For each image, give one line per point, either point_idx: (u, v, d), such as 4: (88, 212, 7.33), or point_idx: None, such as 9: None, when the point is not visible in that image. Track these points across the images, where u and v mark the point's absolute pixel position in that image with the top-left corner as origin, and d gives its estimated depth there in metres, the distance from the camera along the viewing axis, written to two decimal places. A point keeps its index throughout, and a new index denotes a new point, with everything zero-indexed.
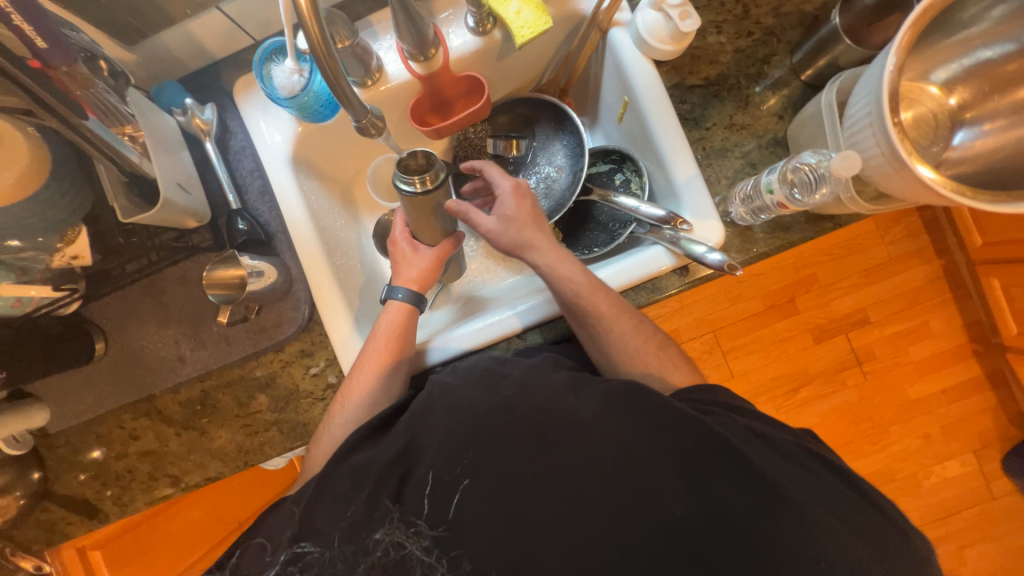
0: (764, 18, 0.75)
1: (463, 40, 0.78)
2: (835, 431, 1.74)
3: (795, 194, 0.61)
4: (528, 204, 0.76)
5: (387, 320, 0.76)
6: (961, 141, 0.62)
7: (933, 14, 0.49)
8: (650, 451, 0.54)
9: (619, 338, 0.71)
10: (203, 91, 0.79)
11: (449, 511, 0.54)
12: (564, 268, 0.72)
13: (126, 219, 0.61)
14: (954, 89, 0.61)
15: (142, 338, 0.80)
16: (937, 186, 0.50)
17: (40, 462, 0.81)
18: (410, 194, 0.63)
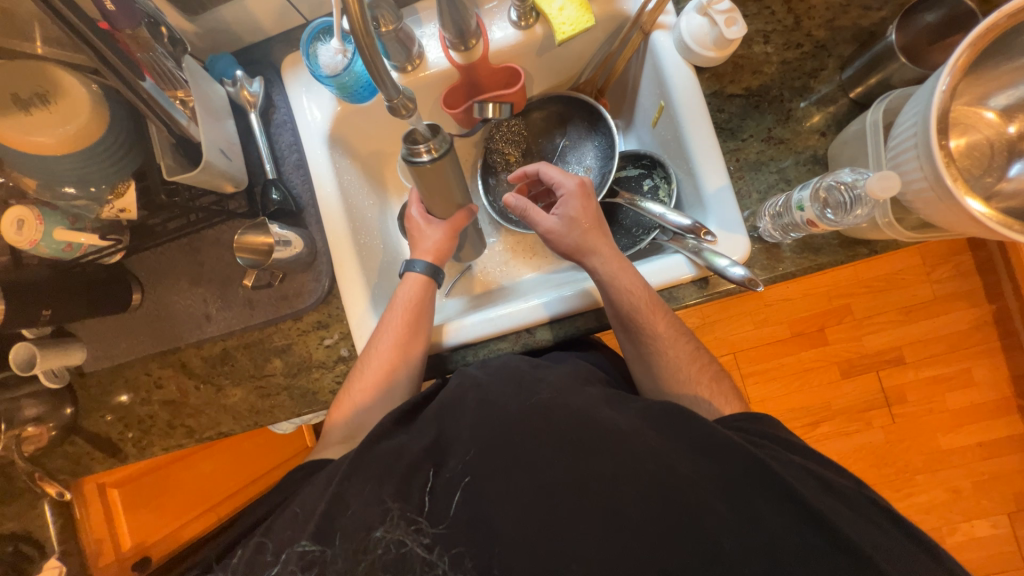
0: (816, 30, 0.72)
1: (504, 33, 0.79)
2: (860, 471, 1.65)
3: (828, 214, 0.58)
4: (591, 207, 0.76)
5: (406, 293, 0.79)
6: (1018, 172, 0.56)
7: (994, 34, 0.47)
8: (660, 462, 0.54)
9: (667, 358, 0.71)
10: (253, 65, 0.83)
11: (452, 507, 0.56)
12: (626, 280, 0.70)
13: (170, 178, 0.64)
14: (1014, 116, 0.57)
15: (175, 293, 0.84)
16: (988, 221, 0.47)
17: (73, 398, 0.87)
18: (422, 165, 0.65)
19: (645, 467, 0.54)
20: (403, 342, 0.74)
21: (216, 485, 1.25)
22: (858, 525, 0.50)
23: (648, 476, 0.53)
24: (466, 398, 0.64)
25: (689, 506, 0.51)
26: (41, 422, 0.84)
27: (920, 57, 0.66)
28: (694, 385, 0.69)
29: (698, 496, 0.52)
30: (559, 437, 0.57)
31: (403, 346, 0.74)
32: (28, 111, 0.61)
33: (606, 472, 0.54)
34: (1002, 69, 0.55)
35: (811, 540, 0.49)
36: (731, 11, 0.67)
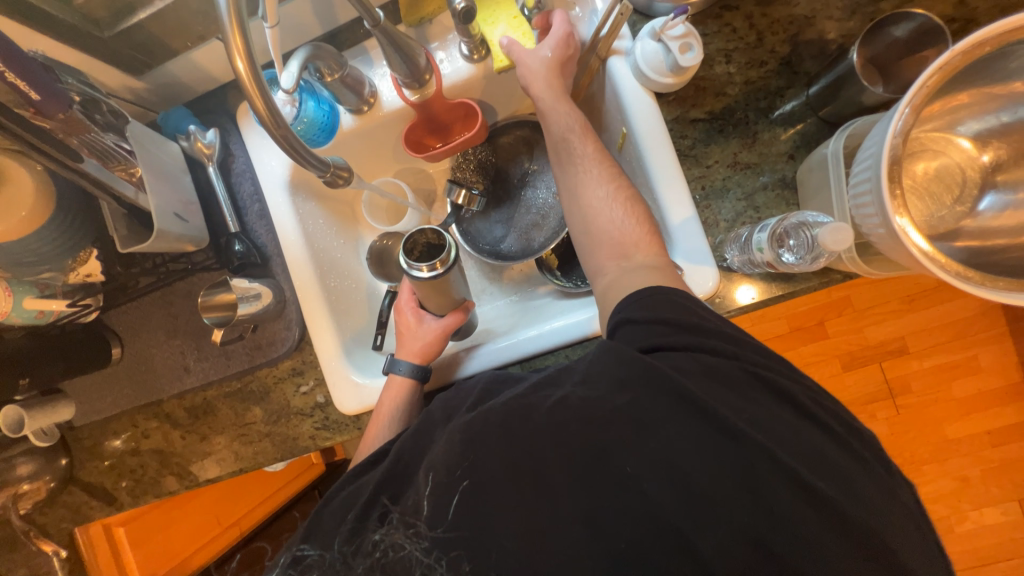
0: (780, 46, 0.68)
1: (456, 67, 0.76)
2: None
3: (785, 255, 0.58)
4: (564, 53, 0.70)
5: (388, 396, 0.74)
6: (989, 206, 0.54)
7: (951, 72, 0.44)
8: (652, 440, 0.45)
9: (587, 190, 0.66)
10: (207, 114, 0.82)
11: (449, 509, 0.49)
12: (563, 108, 0.69)
13: (125, 249, 0.65)
14: (988, 144, 0.54)
15: (152, 346, 0.85)
16: (934, 264, 0.45)
17: (67, 450, 0.90)
18: (421, 279, 0.66)
19: (632, 444, 0.46)
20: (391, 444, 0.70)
21: (222, 513, 1.29)
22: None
23: (649, 458, 0.45)
24: (435, 415, 0.59)
25: (687, 495, 0.44)
26: (36, 476, 0.87)
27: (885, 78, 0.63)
28: (609, 202, 0.65)
29: (701, 492, 0.43)
30: (505, 430, 0.50)
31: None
32: None
33: (572, 466, 0.47)
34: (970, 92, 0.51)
35: (835, 552, 0.42)
36: (686, 36, 0.64)
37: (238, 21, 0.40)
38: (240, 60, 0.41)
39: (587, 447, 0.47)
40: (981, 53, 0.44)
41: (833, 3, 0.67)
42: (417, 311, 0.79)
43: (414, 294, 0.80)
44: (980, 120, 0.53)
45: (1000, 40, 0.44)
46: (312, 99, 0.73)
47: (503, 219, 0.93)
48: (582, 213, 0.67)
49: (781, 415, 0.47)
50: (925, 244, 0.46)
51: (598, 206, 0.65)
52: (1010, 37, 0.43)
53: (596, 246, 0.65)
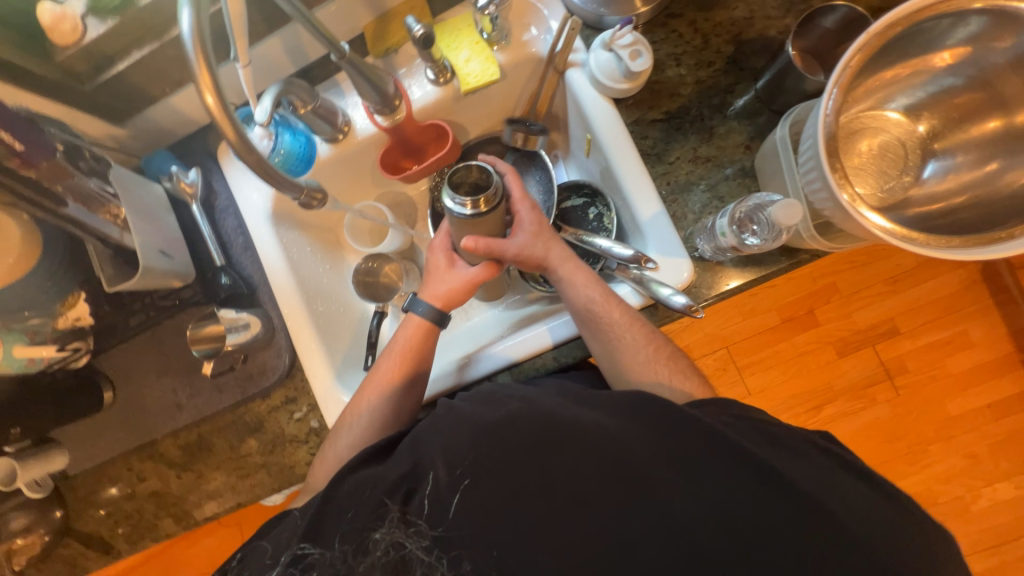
0: (725, 46, 0.73)
1: (424, 91, 0.80)
2: (868, 448, 1.62)
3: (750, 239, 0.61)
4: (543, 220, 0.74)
5: (396, 348, 0.76)
6: (932, 172, 0.59)
7: (866, 55, 0.48)
8: (666, 448, 0.50)
9: (628, 357, 0.68)
10: (189, 156, 0.85)
11: (451, 504, 0.52)
12: (579, 280, 0.72)
13: (112, 288, 0.66)
14: (920, 115, 0.60)
15: (144, 386, 0.85)
16: (885, 233, 0.47)
17: (61, 501, 0.88)
18: (461, 214, 0.62)
19: (656, 459, 0.50)
20: (395, 396, 0.72)
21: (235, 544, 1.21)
22: (857, 509, 0.47)
23: None
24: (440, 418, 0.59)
25: (675, 480, 0.49)
26: (31, 531, 0.85)
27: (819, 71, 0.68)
28: (650, 365, 0.67)
29: None
30: (528, 437, 0.53)
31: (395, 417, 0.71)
32: None
33: (573, 467, 0.51)
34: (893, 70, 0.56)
35: None
36: (636, 45, 0.68)
37: (206, 64, 0.42)
38: (209, 95, 0.42)
39: (593, 457, 0.51)
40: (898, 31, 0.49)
41: (768, 4, 0.71)
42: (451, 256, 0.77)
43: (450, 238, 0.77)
44: (908, 94, 0.59)
45: (911, 19, 0.48)
46: (289, 131, 0.77)
47: None
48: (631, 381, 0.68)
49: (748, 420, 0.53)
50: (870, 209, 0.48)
51: (641, 370, 0.67)
52: (918, 17, 0.48)
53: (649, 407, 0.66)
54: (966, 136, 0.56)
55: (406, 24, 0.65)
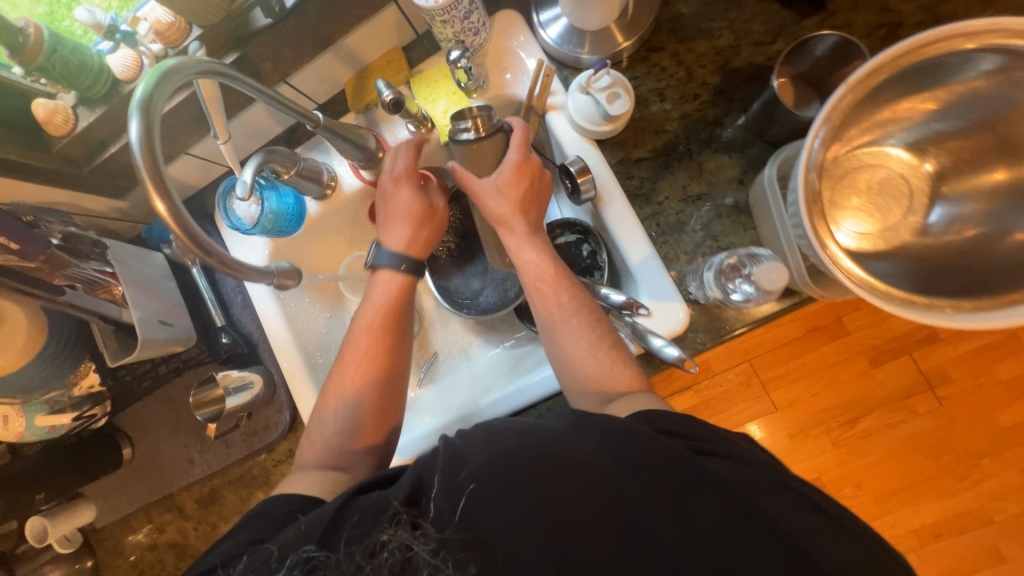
0: (710, 77, 0.69)
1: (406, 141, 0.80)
2: (912, 466, 1.40)
3: (736, 291, 0.62)
4: (525, 188, 0.68)
5: (371, 309, 0.69)
6: (939, 218, 0.58)
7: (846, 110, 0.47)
8: (673, 495, 0.43)
9: (568, 342, 0.63)
10: (189, 220, 0.88)
11: (455, 511, 0.44)
12: (530, 252, 0.68)
13: (115, 362, 0.69)
14: (927, 153, 0.59)
15: (159, 443, 0.88)
16: (876, 299, 0.45)
17: (91, 552, 0.93)
18: (466, 141, 0.67)
19: (649, 494, 0.43)
20: (369, 366, 0.67)
21: None
22: None
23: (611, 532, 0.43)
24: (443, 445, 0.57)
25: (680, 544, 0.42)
26: None
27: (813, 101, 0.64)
28: (593, 353, 0.61)
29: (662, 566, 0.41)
30: (529, 464, 0.46)
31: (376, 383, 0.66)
32: None
33: (573, 505, 0.44)
34: (884, 101, 0.54)
35: None
36: (613, 86, 0.66)
37: (155, 172, 0.42)
38: (159, 201, 0.43)
39: (593, 493, 0.44)
40: (877, 79, 0.47)
41: (754, 30, 0.68)
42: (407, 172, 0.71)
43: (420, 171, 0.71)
44: (910, 131, 0.58)
45: (891, 66, 0.47)
46: (275, 193, 0.78)
47: (479, 272, 0.96)
48: (566, 366, 0.63)
49: (762, 467, 0.47)
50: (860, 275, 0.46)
51: (581, 357, 0.61)
52: (896, 65, 0.47)
53: (589, 397, 0.60)
54: (974, 179, 0.55)
55: (375, 88, 0.67)
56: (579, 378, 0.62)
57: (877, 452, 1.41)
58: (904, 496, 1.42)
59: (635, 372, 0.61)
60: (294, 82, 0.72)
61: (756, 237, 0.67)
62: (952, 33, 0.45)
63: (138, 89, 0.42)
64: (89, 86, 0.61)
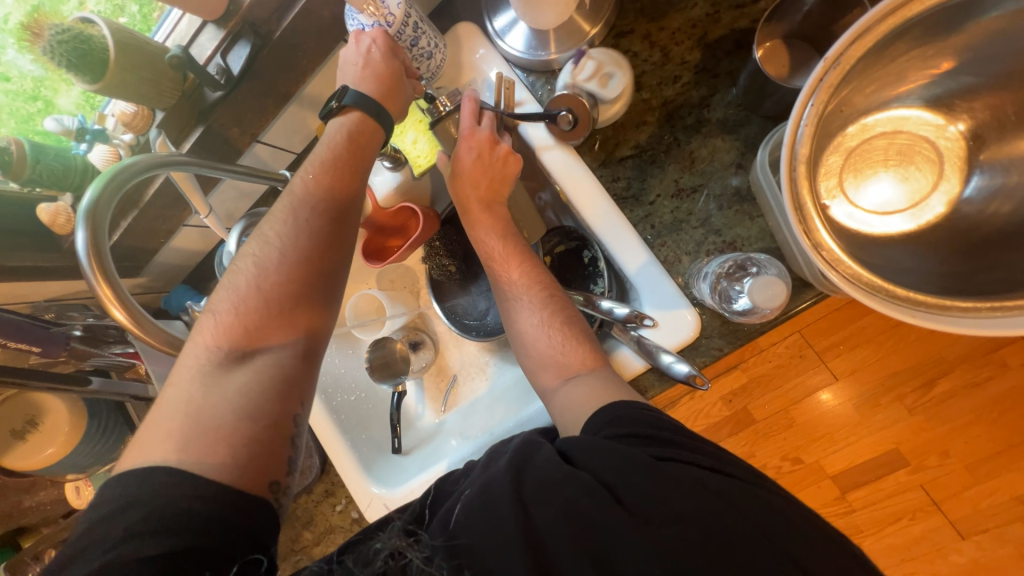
0: (690, 53, 0.62)
1: (386, 179, 0.81)
2: (1007, 432, 1.00)
3: (737, 300, 0.58)
4: (484, 166, 0.68)
5: (323, 150, 0.60)
6: (976, 187, 0.51)
7: (840, 77, 0.41)
8: (664, 519, 0.40)
9: (521, 319, 0.65)
10: (204, 284, 0.92)
11: (450, 518, 0.46)
12: (482, 232, 0.70)
13: None
14: (961, 114, 0.52)
15: None
16: (882, 306, 0.40)
17: None
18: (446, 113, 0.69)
19: (623, 509, 0.42)
20: (309, 220, 0.57)
21: None
22: None
23: None
24: (446, 485, 0.57)
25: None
26: None
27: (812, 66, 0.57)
28: (543, 328, 0.63)
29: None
30: (510, 486, 0.45)
31: (322, 253, 0.57)
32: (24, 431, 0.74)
33: (553, 529, 0.42)
34: (891, 54, 0.46)
35: None
36: (602, 69, 0.62)
37: (109, 283, 0.44)
38: (117, 309, 0.45)
39: (574, 513, 0.42)
40: (866, 43, 0.40)
41: None
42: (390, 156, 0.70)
43: (368, 41, 0.59)
44: (926, 86, 0.51)
45: (883, 25, 0.40)
46: None
47: (484, 291, 0.93)
48: (522, 343, 0.65)
49: (781, 504, 0.42)
50: (879, 280, 0.40)
51: (532, 334, 0.63)
52: (885, 25, 0.40)
53: (544, 373, 0.62)
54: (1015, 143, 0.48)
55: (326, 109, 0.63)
56: (534, 356, 0.64)
57: (961, 422, 1.01)
58: (997, 465, 1.01)
59: (590, 347, 0.61)
60: (267, 140, 0.72)
61: (765, 226, 0.60)
62: None
63: (84, 196, 0.43)
64: (78, 183, 0.65)
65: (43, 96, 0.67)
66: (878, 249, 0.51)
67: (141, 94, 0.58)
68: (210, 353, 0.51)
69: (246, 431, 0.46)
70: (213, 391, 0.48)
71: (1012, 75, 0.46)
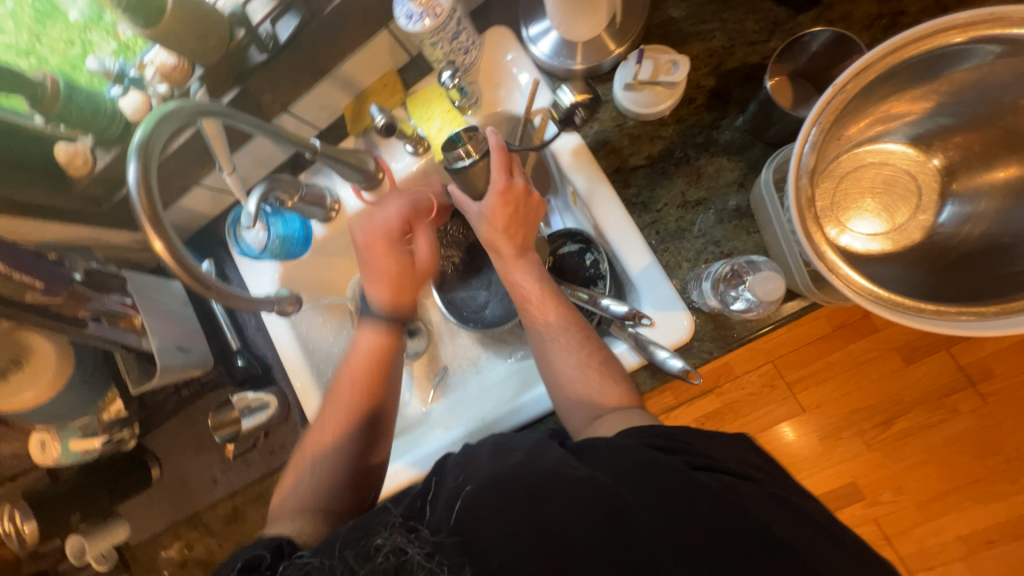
0: (705, 79, 0.68)
1: (405, 163, 0.80)
2: (954, 472, 1.07)
3: (737, 301, 0.63)
4: (513, 215, 0.68)
5: (379, 288, 0.70)
6: (950, 216, 0.58)
7: (842, 103, 0.46)
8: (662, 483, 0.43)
9: (558, 360, 0.65)
10: (205, 246, 0.92)
11: (451, 514, 0.44)
12: (518, 275, 0.69)
13: (139, 389, 0.73)
14: (935, 150, 0.59)
15: (185, 463, 0.91)
16: (870, 301, 0.45)
17: (127, 568, 0.94)
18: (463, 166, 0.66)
19: (642, 499, 0.42)
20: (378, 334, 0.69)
21: None
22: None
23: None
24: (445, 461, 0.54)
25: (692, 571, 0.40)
26: None
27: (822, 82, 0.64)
28: (582, 370, 0.63)
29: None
30: (530, 478, 0.45)
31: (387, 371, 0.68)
32: None
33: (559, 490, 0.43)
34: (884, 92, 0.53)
35: None
36: (655, 78, 0.64)
37: (153, 215, 0.45)
38: (158, 240, 0.46)
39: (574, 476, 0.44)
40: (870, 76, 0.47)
41: (749, 28, 0.66)
42: (393, 229, 0.72)
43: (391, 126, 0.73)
44: (912, 126, 0.58)
45: (884, 62, 0.46)
46: (281, 220, 0.80)
47: (485, 284, 0.96)
48: (558, 385, 0.64)
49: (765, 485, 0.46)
50: (861, 283, 0.45)
51: (570, 376, 0.63)
52: (887, 62, 0.46)
53: (578, 411, 0.62)
54: (987, 177, 0.55)
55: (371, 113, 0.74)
56: (569, 396, 0.63)
57: (914, 459, 1.07)
58: (947, 503, 1.07)
59: (625, 389, 0.62)
60: (295, 112, 0.75)
61: (760, 241, 0.66)
62: (948, 24, 0.45)
63: (137, 132, 0.44)
64: (107, 127, 0.66)
65: (38, 52, 0.66)
66: (863, 266, 0.57)
67: (189, 46, 0.60)
68: (305, 464, 0.63)
69: (329, 496, 0.60)
70: (305, 481, 0.62)
71: (984, 118, 0.54)
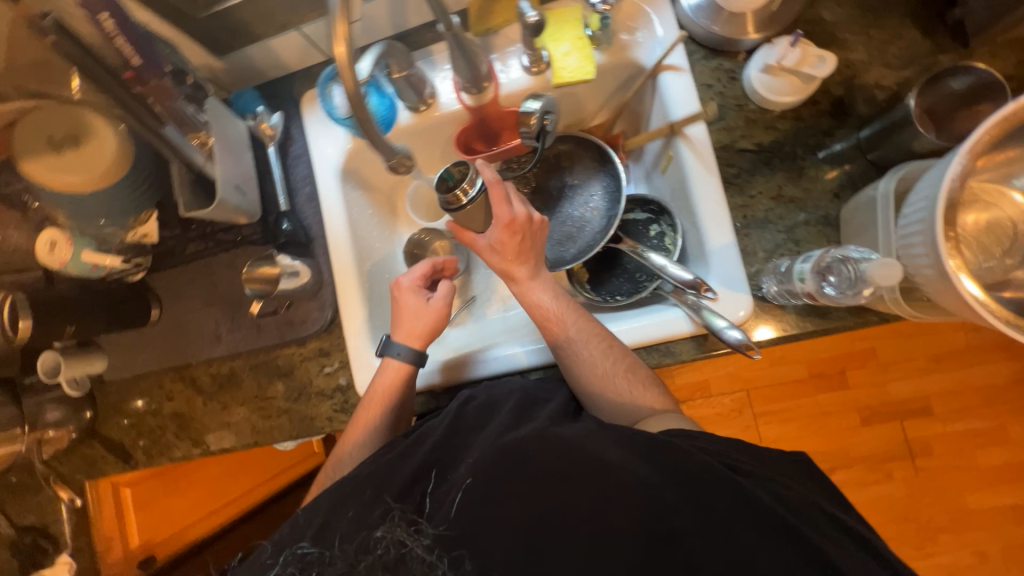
0: (834, 87, 0.70)
1: (515, 77, 0.79)
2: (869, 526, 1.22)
3: (827, 287, 0.62)
4: (520, 243, 0.66)
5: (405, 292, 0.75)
6: None
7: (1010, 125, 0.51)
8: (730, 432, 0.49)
9: (586, 371, 0.66)
10: (274, 99, 0.87)
11: (451, 509, 0.50)
12: (537, 296, 0.69)
13: (187, 211, 0.69)
14: None
15: (188, 311, 0.85)
16: (979, 305, 0.51)
17: (93, 403, 0.87)
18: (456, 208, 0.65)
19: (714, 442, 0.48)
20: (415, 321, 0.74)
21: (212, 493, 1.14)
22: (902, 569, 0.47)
23: (653, 534, 0.46)
24: (468, 419, 0.60)
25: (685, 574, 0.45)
26: (62, 425, 0.84)
27: (943, 122, 0.68)
28: (613, 378, 0.65)
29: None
30: (541, 469, 0.50)
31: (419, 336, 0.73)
32: (59, 149, 0.68)
33: None
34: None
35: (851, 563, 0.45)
36: (798, 68, 0.65)
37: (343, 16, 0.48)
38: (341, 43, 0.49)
39: None
40: None
41: (889, 52, 0.70)
42: (416, 279, 0.75)
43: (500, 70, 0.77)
44: None
45: None
46: (377, 93, 0.77)
47: None
48: (593, 399, 0.66)
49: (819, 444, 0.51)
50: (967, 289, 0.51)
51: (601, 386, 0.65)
52: None
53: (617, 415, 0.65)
54: None
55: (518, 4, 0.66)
56: (607, 408, 0.66)
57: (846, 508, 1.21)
58: None
59: (649, 381, 0.66)
60: None
61: None
62: None
63: None
64: None
65: None
66: None
67: None
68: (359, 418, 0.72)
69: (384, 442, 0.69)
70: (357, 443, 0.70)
71: None
